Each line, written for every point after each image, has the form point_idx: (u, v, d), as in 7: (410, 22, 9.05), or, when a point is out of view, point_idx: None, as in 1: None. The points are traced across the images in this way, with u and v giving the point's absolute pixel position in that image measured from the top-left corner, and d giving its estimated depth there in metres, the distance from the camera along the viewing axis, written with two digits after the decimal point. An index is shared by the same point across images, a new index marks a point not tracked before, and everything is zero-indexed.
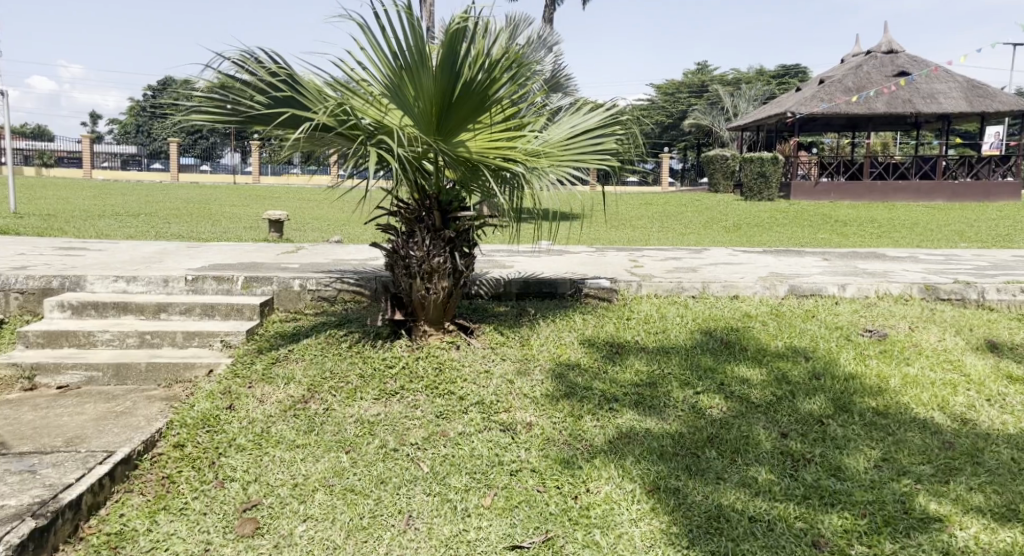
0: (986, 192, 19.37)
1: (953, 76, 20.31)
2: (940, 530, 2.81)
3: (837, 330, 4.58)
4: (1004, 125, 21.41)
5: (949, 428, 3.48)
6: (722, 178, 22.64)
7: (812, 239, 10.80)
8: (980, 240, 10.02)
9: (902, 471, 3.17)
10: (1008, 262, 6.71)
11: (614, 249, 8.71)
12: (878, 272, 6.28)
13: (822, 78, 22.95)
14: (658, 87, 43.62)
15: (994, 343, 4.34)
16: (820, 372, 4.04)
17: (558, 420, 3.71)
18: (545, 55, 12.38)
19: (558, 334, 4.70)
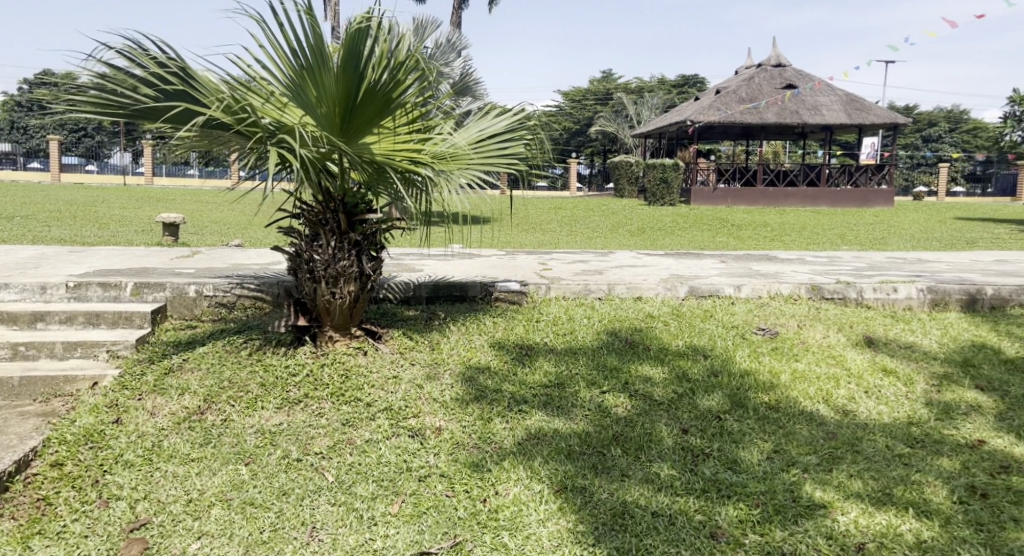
0: (863, 199, 20.74)
1: (835, 90, 21.62)
2: (824, 516, 2.97)
3: (732, 329, 4.78)
4: (881, 136, 22.93)
5: (832, 419, 3.70)
6: (628, 183, 23.22)
7: (711, 243, 11.23)
8: (861, 243, 10.65)
9: (790, 461, 3.34)
10: (883, 263, 7.20)
11: (522, 252, 8.78)
12: (769, 273, 6.59)
13: (718, 89, 23.96)
14: (565, 93, 44.35)
15: (871, 339, 4.63)
16: (717, 369, 4.20)
17: (467, 424, 3.71)
18: (452, 59, 12.45)
19: (467, 337, 4.69)
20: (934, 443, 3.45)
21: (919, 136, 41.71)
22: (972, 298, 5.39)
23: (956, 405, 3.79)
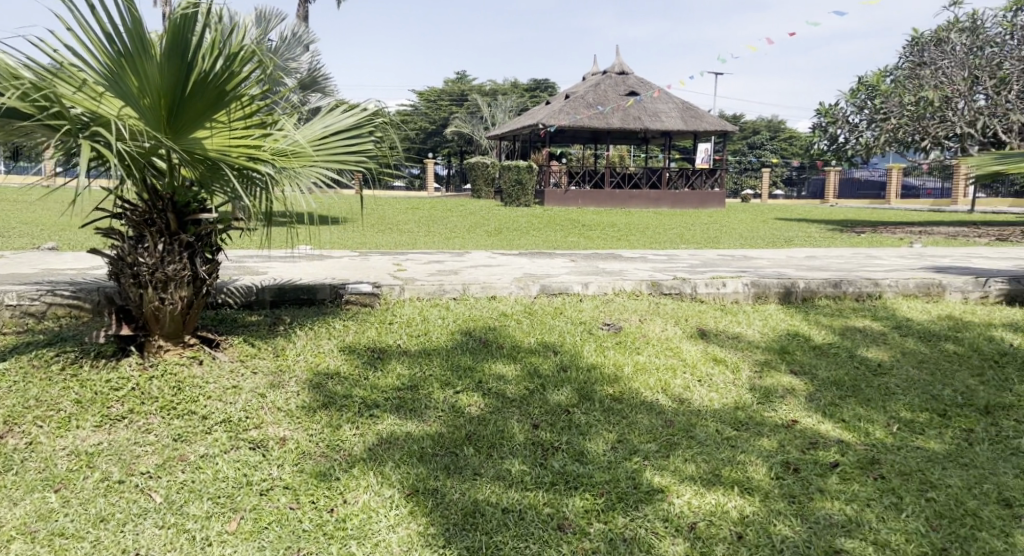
0: (700, 201, 22.21)
1: (673, 98, 22.93)
2: (661, 500, 3.08)
3: (580, 325, 4.90)
4: (715, 142, 24.56)
5: (670, 408, 3.87)
6: (484, 184, 23.39)
7: (563, 242, 11.52)
8: (698, 242, 11.32)
9: (632, 450, 3.45)
10: (715, 260, 7.69)
11: (376, 253, 8.61)
12: (614, 271, 6.85)
13: (567, 93, 24.71)
14: (419, 93, 44.12)
15: (703, 331, 4.90)
16: (567, 365, 4.29)
17: (314, 432, 3.56)
18: (299, 54, 12.03)
19: (315, 342, 4.50)
20: (756, 425, 3.68)
21: (747, 141, 44.90)
22: (786, 291, 5.71)
23: (774, 389, 4.07)
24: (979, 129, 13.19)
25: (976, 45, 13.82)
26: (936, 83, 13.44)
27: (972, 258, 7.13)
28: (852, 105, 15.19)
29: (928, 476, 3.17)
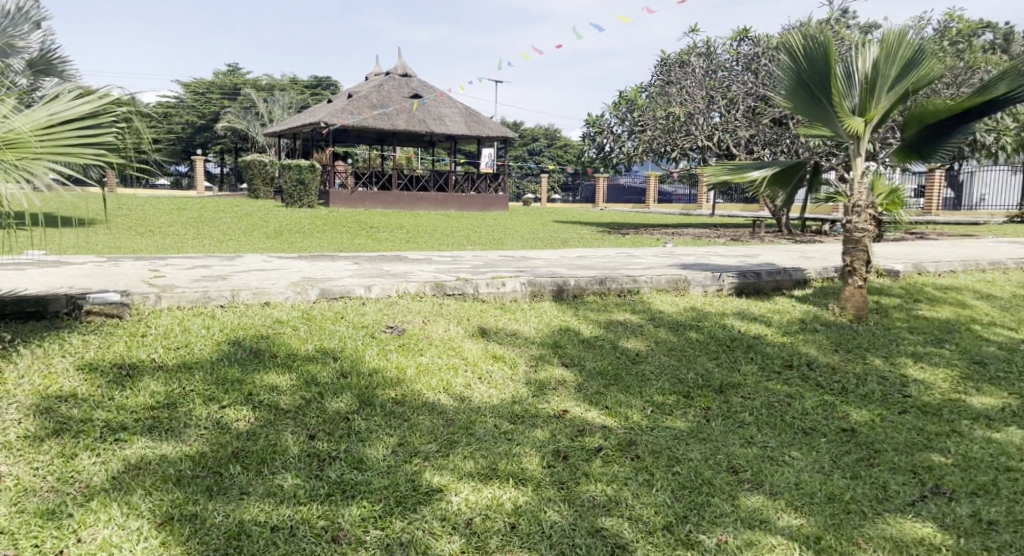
0: (484, 205, 22.80)
1: (455, 103, 23.32)
2: (440, 500, 3.03)
3: (361, 329, 4.74)
4: (495, 149, 25.36)
5: (451, 407, 3.84)
6: (262, 184, 22.10)
7: (347, 245, 11.17)
8: (480, 244, 11.55)
9: (413, 452, 3.37)
10: (497, 261, 7.87)
11: (132, 258, 7.76)
12: (398, 273, 6.76)
13: (349, 93, 24.15)
14: (185, 85, 40.86)
15: (484, 330, 4.95)
16: (346, 371, 4.10)
17: (40, 465, 3.08)
18: (29, 32, 10.58)
19: (46, 362, 3.92)
20: (531, 417, 3.76)
21: (526, 148, 46.88)
22: (559, 288, 5.94)
23: (547, 382, 4.18)
24: (715, 142, 14.34)
25: (711, 68, 15.16)
26: (680, 101, 14.77)
27: (714, 256, 7.94)
28: (615, 117, 16.36)
29: (674, 452, 3.41)
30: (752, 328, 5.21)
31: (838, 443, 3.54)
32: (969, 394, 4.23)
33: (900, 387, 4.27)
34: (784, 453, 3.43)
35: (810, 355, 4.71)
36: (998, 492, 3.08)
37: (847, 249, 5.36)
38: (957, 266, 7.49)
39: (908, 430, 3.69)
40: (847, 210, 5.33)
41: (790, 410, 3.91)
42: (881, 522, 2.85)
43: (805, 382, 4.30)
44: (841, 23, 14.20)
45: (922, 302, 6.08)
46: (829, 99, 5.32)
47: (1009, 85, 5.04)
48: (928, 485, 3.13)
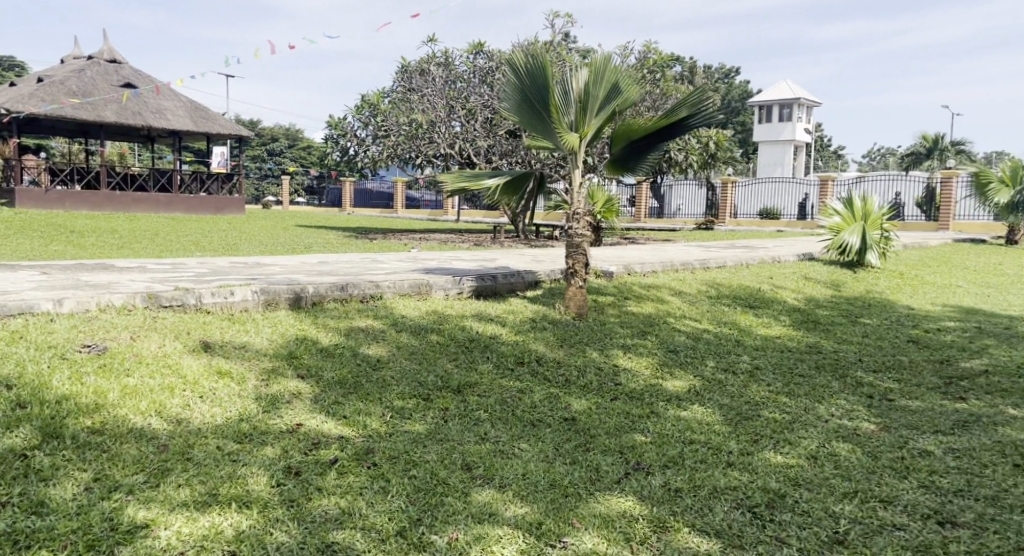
0: (217, 208, 21.24)
1: (177, 97, 21.57)
2: (145, 536, 2.78)
3: (49, 350, 4.18)
4: (229, 148, 23.83)
5: (164, 431, 3.53)
6: None
7: (41, 252, 9.79)
8: (209, 249, 10.79)
9: (113, 487, 3.05)
10: (222, 268, 7.40)
11: None
12: (101, 284, 6.07)
13: (42, 76, 21.19)
14: None
15: (206, 344, 4.60)
16: (26, 401, 3.59)
17: None
18: None
19: None
20: (260, 435, 3.58)
21: (264, 148, 44.74)
22: (296, 296, 5.69)
23: (280, 396, 4.01)
24: (455, 150, 14.71)
25: (450, 78, 15.59)
26: (422, 108, 15.01)
27: (450, 260, 8.19)
28: (358, 121, 16.31)
29: (411, 456, 3.49)
30: (489, 328, 5.38)
31: (560, 432, 3.87)
32: (666, 378, 4.85)
33: (613, 375, 4.78)
34: (513, 446, 3.67)
35: (538, 351, 5.04)
36: (684, 463, 3.57)
37: (570, 254, 5.78)
38: (658, 267, 8.54)
39: (619, 415, 4.14)
40: (569, 218, 5.70)
41: (520, 405, 4.18)
42: (592, 501, 3.17)
43: (534, 377, 4.62)
44: (561, 44, 15.59)
45: (630, 300, 6.82)
46: (549, 114, 5.74)
47: (688, 109, 5.94)
48: (632, 463, 3.55)
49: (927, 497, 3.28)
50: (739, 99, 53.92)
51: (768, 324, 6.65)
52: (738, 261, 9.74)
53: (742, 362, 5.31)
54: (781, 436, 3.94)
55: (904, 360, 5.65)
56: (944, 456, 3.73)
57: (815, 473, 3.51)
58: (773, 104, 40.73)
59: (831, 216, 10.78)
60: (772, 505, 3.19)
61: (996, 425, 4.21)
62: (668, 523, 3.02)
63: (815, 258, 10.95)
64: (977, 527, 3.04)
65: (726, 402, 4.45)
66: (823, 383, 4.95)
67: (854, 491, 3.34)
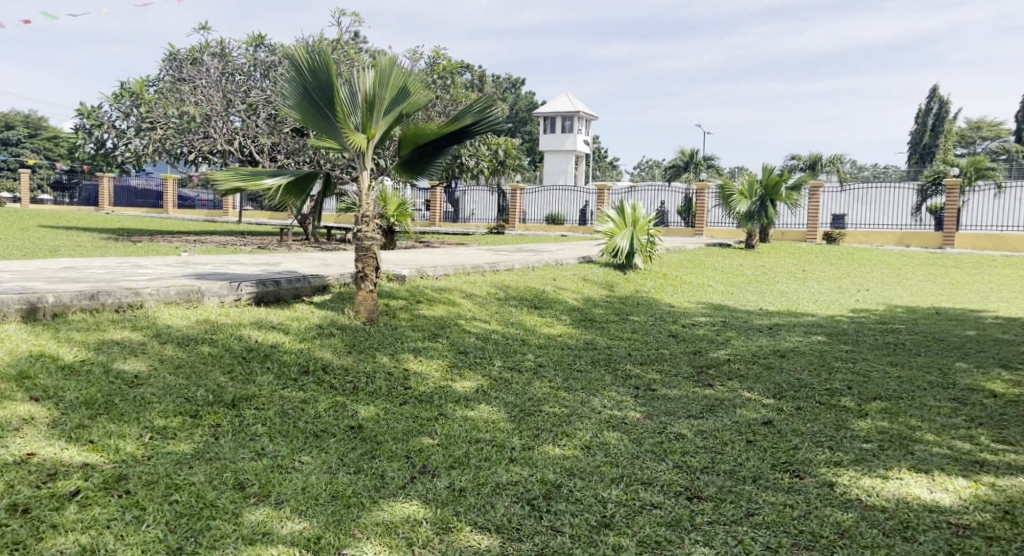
0: None
1: None
2: None
3: None
4: None
5: None
6: None
7: None
8: None
9: None
10: None
11: None
12: None
13: None
14: None
15: None
16: None
17: None
18: None
19: None
20: None
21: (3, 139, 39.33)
22: (30, 308, 4.72)
23: (7, 422, 3.47)
24: (236, 147, 13.79)
25: (226, 70, 14.64)
26: (194, 99, 13.82)
27: (228, 265, 7.65)
28: (120, 113, 14.76)
29: (174, 479, 3.21)
30: (269, 337, 5.05)
31: (345, 441, 3.75)
32: (455, 380, 4.89)
33: (402, 380, 4.73)
34: (293, 460, 3.50)
35: (324, 358, 4.85)
36: (469, 462, 3.61)
37: (359, 256, 5.59)
38: (449, 270, 8.62)
39: (406, 419, 4.10)
40: (356, 219, 5.49)
41: (303, 416, 4.00)
42: (375, 509, 3.11)
43: (319, 385, 4.44)
44: (347, 43, 15.24)
45: (421, 303, 6.81)
46: (334, 113, 5.53)
47: (473, 116, 6.02)
48: (418, 466, 3.53)
49: (681, 476, 3.59)
50: (525, 109, 56.26)
51: (551, 323, 6.97)
52: (525, 263, 10.10)
53: (526, 360, 5.51)
54: (559, 429, 4.13)
55: (666, 352, 6.19)
56: (696, 438, 4.12)
57: (589, 462, 3.71)
58: (555, 116, 42.97)
59: (605, 223, 11.44)
60: (549, 496, 3.33)
61: (737, 407, 4.72)
62: (450, 524, 3.04)
63: (594, 260, 11.66)
64: (721, 499, 3.38)
65: (510, 400, 4.58)
66: (598, 377, 5.27)
67: (621, 476, 3.57)
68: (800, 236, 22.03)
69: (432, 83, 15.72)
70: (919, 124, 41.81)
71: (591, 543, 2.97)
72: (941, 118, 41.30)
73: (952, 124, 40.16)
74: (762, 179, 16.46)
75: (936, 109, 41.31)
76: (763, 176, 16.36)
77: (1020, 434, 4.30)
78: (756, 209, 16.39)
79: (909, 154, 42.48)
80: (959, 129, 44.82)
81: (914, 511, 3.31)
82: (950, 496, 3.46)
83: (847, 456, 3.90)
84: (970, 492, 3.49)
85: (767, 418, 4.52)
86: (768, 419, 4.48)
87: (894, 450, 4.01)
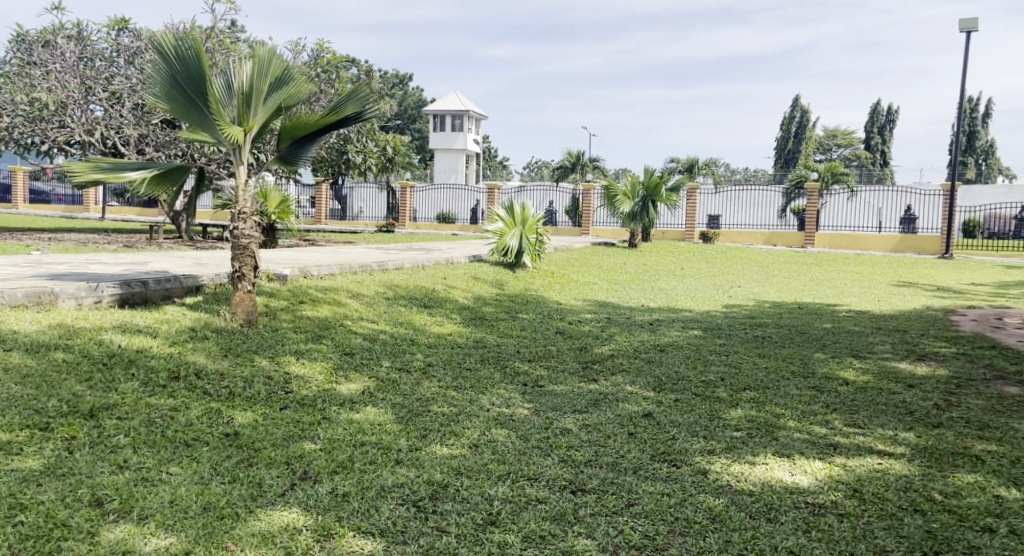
0: None
1: None
2: None
3: None
4: None
5: None
6: None
7: None
8: None
9: None
10: None
11: None
12: None
13: None
14: None
15: None
16: None
17: None
18: None
19: None
20: None
21: None
22: None
23: None
24: (97, 138, 12.84)
25: (84, 55, 13.71)
26: (48, 86, 12.81)
27: (91, 264, 7.13)
28: None
29: (20, 499, 2.95)
30: (134, 342, 4.74)
31: (219, 449, 3.57)
32: (340, 382, 4.76)
33: (284, 384, 4.55)
34: (160, 472, 3.30)
35: (198, 363, 4.60)
36: (352, 466, 3.52)
37: (235, 255, 5.34)
38: (335, 269, 8.39)
39: (288, 424, 3.96)
40: (232, 217, 5.24)
41: (172, 424, 3.77)
42: (251, 520, 2.97)
43: (191, 392, 4.20)
44: (224, 32, 14.58)
45: (305, 303, 6.59)
46: (207, 104, 5.25)
47: (354, 105, 5.89)
48: (298, 473, 3.40)
49: (565, 470, 3.64)
50: (414, 107, 55.76)
51: (440, 322, 6.92)
52: (414, 262, 9.99)
53: (415, 361, 5.44)
54: (447, 428, 4.09)
55: (553, 349, 6.28)
56: (580, 432, 4.19)
57: (475, 460, 3.70)
58: (445, 114, 42.84)
59: (495, 222, 11.45)
60: (434, 497, 3.29)
61: (620, 400, 4.85)
62: (332, 530, 2.95)
63: (484, 259, 11.67)
64: (602, 491, 3.45)
65: (397, 401, 4.50)
66: (486, 375, 5.28)
67: (507, 473, 3.58)
68: (679, 235, 22.95)
69: (316, 77, 15.29)
70: (785, 131, 44.54)
71: (476, 542, 2.96)
72: (804, 126, 44.18)
73: (813, 132, 43.03)
74: (644, 180, 17.03)
75: (800, 117, 44.13)
76: (644, 178, 16.94)
77: (871, 417, 4.65)
78: (639, 209, 16.99)
79: (777, 159, 45.18)
80: (820, 136, 48.11)
81: (777, 493, 3.49)
82: (809, 477, 3.69)
83: (720, 445, 4.08)
84: (827, 473, 3.74)
85: (647, 410, 4.66)
86: (647, 412, 4.62)
87: (762, 437, 4.23)
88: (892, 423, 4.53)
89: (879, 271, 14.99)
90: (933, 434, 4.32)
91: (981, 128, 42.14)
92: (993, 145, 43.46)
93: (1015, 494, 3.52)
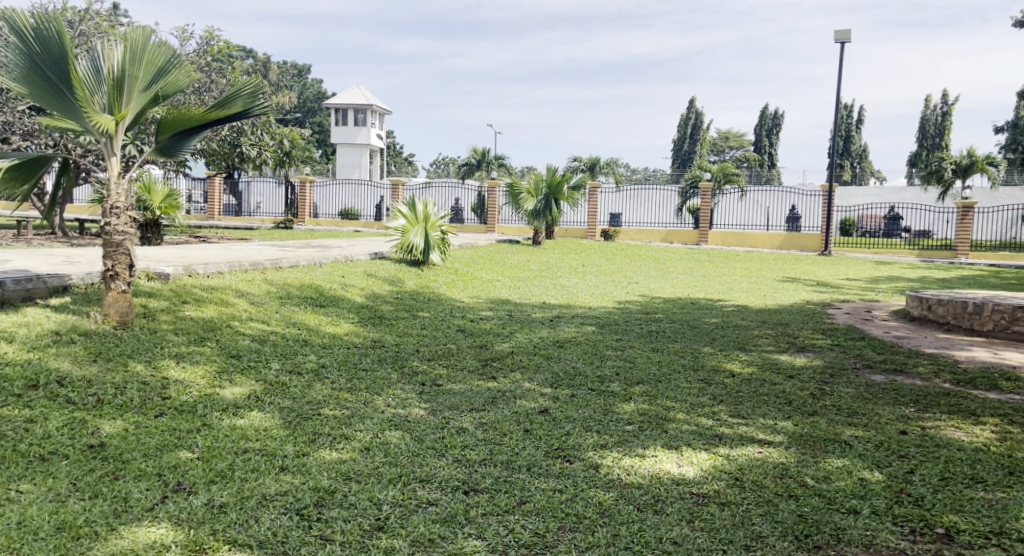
0: None
1: None
2: None
3: None
4: None
5: None
6: None
7: None
8: None
9: None
10: None
11: None
12: None
13: None
14: None
15: None
16: None
17: None
18: None
19: None
20: None
21: None
22: None
23: None
24: None
25: None
26: None
27: None
28: None
29: None
30: None
31: (81, 463, 3.32)
32: (223, 387, 4.53)
33: (159, 389, 4.30)
34: (9, 490, 3.04)
35: (61, 369, 4.29)
36: (232, 475, 3.35)
37: (108, 253, 5.00)
38: (223, 268, 7.98)
39: (162, 432, 3.73)
40: (104, 211, 4.89)
41: (26, 437, 3.49)
42: (111, 538, 2.78)
43: (51, 401, 3.91)
44: (99, 17, 13.66)
45: (188, 304, 6.26)
46: (72, 92, 4.88)
47: (244, 103, 5.66)
48: (170, 484, 3.21)
49: (459, 471, 3.60)
50: (312, 98, 54.11)
51: (336, 323, 6.71)
52: (312, 260, 9.65)
53: (307, 362, 5.28)
54: (337, 432, 3.97)
55: (452, 347, 6.21)
56: (476, 430, 4.16)
57: (366, 464, 3.60)
58: (347, 108, 41.77)
59: (397, 219, 11.21)
60: (319, 504, 3.17)
61: (516, 398, 4.84)
62: (203, 545, 2.79)
63: (385, 256, 11.42)
64: (495, 490, 3.43)
65: (285, 405, 4.33)
66: (382, 376, 5.15)
67: (398, 476, 3.50)
68: (580, 233, 23.24)
69: (205, 67, 14.61)
70: (680, 132, 46.00)
71: (362, 549, 2.87)
72: (698, 128, 45.70)
73: (706, 133, 44.73)
74: (547, 179, 17.16)
75: (694, 119, 45.66)
76: (547, 176, 17.05)
77: (752, 407, 4.82)
78: (542, 207, 17.14)
79: (673, 159, 46.65)
80: (712, 138, 50.08)
81: (663, 486, 3.56)
82: (694, 468, 3.79)
83: (612, 439, 4.14)
84: (711, 463, 3.85)
85: (543, 407, 4.67)
86: (543, 409, 4.62)
87: (651, 430, 4.32)
88: (772, 413, 4.72)
89: (766, 267, 15.68)
90: (808, 422, 4.54)
91: (856, 133, 44.99)
92: (865, 150, 46.53)
93: (878, 476, 3.73)
